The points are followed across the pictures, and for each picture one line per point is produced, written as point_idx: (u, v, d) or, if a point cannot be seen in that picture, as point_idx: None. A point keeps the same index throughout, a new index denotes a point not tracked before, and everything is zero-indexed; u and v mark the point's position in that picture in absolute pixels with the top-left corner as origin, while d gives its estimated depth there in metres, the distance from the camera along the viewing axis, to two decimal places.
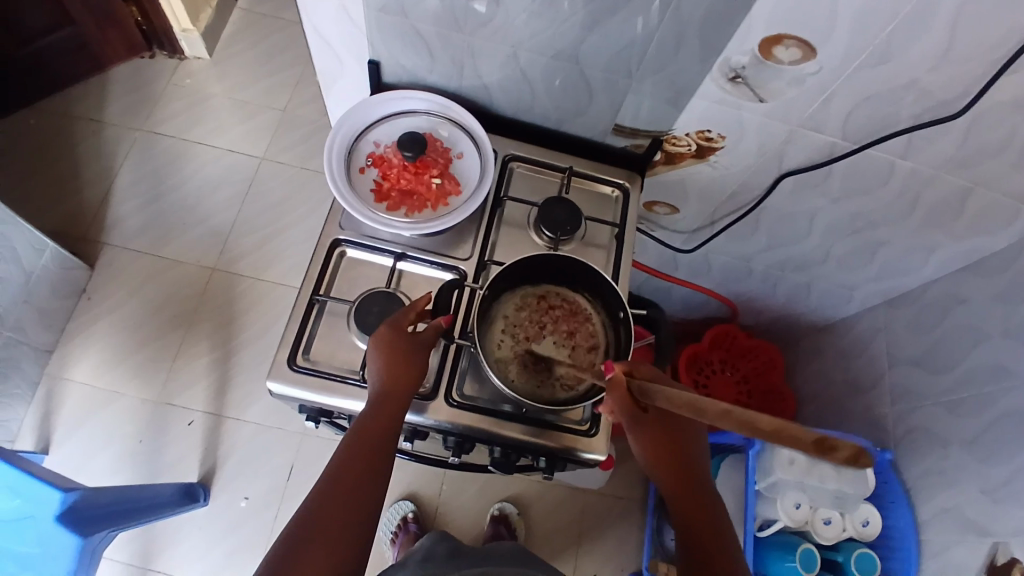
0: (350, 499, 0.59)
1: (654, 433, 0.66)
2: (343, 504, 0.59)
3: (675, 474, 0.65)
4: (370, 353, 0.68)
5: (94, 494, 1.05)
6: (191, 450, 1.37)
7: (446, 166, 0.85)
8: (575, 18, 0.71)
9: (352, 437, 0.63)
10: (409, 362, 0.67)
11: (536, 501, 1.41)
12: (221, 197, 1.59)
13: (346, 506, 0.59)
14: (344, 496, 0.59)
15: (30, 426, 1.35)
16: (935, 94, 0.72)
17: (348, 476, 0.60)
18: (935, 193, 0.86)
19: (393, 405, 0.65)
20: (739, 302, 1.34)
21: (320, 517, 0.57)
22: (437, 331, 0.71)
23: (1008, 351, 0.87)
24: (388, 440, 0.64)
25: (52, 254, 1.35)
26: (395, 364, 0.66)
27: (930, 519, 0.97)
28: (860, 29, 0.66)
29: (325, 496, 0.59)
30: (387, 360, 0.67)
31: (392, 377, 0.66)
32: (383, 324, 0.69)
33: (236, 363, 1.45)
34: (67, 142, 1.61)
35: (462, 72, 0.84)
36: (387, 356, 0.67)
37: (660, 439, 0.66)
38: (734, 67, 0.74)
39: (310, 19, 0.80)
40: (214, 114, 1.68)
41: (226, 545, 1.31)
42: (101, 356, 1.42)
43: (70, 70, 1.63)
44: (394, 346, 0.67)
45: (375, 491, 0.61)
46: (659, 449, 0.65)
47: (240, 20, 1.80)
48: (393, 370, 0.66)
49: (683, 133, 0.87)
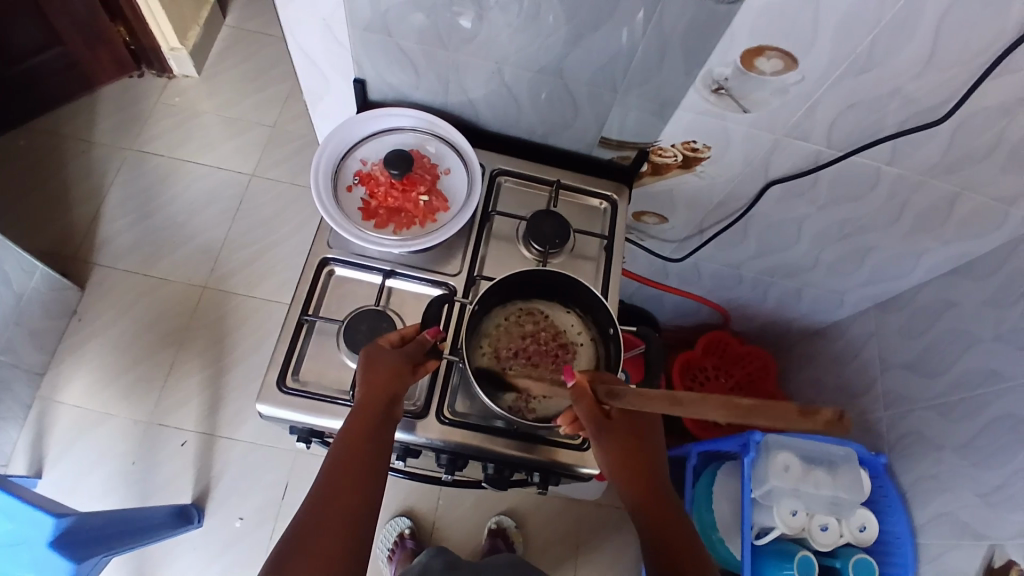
0: (335, 513, 0.58)
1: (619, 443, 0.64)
2: (333, 513, 0.57)
3: (640, 489, 0.63)
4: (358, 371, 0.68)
5: (87, 518, 1.03)
6: (185, 471, 1.36)
7: (434, 182, 0.85)
8: (559, 33, 0.71)
9: (333, 459, 0.62)
10: (390, 373, 0.66)
11: (534, 512, 1.40)
12: (211, 213, 1.59)
13: (329, 520, 0.57)
14: (333, 506, 0.58)
15: (21, 449, 1.34)
16: (919, 100, 0.72)
17: (333, 491, 0.59)
18: (921, 197, 0.86)
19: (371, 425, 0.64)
20: (732, 309, 1.34)
21: (310, 529, 0.56)
22: (422, 346, 0.70)
23: (999, 352, 0.88)
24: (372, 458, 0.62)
25: (42, 275, 1.34)
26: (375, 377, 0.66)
27: (927, 522, 0.96)
28: (841, 37, 0.66)
29: (310, 514, 0.57)
30: (367, 375, 0.66)
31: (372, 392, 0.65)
32: (366, 345, 0.69)
33: (229, 380, 1.44)
34: (56, 162, 1.60)
35: (448, 89, 0.84)
36: (370, 372, 0.67)
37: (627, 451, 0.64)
38: (717, 79, 0.74)
39: (295, 38, 0.80)
40: (204, 131, 1.67)
41: (223, 566, 1.30)
42: (92, 377, 1.41)
43: (57, 88, 1.62)
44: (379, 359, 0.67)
45: (361, 503, 0.59)
46: (626, 466, 0.63)
47: (229, 37, 1.80)
48: (377, 384, 0.66)
49: (670, 144, 0.88)
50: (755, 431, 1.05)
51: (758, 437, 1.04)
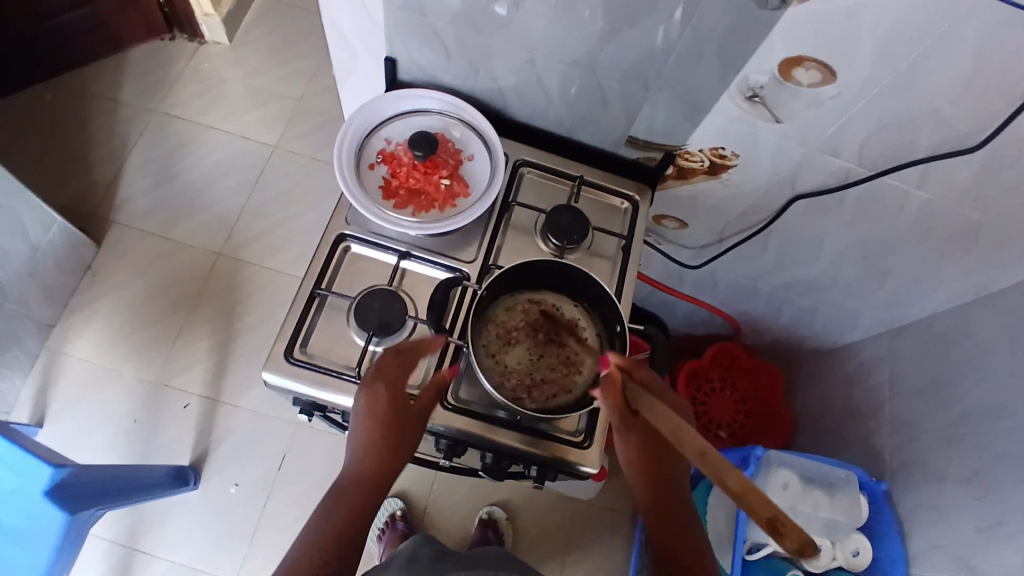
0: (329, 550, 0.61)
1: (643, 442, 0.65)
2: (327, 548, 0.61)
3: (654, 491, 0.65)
4: (361, 412, 0.66)
5: (85, 472, 1.04)
6: (185, 433, 1.37)
7: (456, 167, 0.84)
8: (594, 27, 0.70)
9: (327, 520, 0.63)
10: (398, 445, 0.66)
11: (527, 507, 1.40)
12: (231, 182, 1.59)
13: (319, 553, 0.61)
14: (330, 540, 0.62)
15: (27, 398, 1.36)
16: (956, 125, 0.70)
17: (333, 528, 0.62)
18: (949, 224, 0.85)
19: (367, 491, 0.65)
20: (743, 321, 1.33)
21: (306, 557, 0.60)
22: (437, 387, 0.69)
23: (1011, 388, 0.86)
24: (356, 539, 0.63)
25: (60, 228, 1.35)
26: (380, 410, 0.65)
27: (922, 552, 0.95)
28: (882, 53, 0.65)
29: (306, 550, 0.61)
30: (375, 403, 0.65)
31: (377, 456, 0.65)
32: (373, 372, 0.67)
33: (235, 349, 1.45)
34: (83, 118, 1.61)
35: (479, 75, 0.83)
36: (375, 416, 0.65)
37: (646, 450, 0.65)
38: (752, 86, 0.73)
39: (330, 12, 0.80)
40: (230, 99, 1.68)
41: (213, 532, 1.31)
42: (101, 334, 1.43)
43: (88, 45, 1.63)
44: (389, 420, 0.65)
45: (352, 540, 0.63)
46: (642, 467, 0.65)
47: (262, 8, 1.80)
48: (382, 435, 0.65)
49: (697, 149, 0.87)
50: (758, 446, 1.05)
51: (759, 452, 1.05)
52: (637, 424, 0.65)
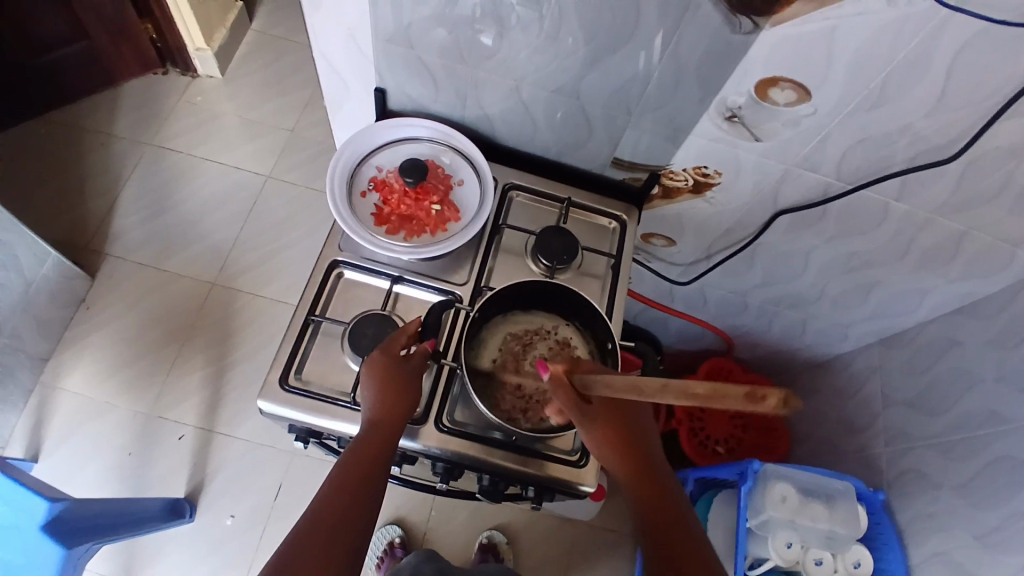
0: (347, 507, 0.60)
1: (605, 428, 0.67)
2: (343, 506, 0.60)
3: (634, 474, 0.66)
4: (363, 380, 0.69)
5: (79, 506, 1.03)
6: (180, 465, 1.36)
7: (447, 193, 0.86)
8: (576, 54, 0.73)
9: (336, 482, 0.62)
10: (404, 399, 0.68)
11: (526, 530, 1.39)
12: (224, 213, 1.61)
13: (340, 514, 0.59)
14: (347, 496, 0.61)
15: (20, 434, 1.35)
16: (930, 138, 0.73)
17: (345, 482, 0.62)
18: (930, 234, 0.86)
19: (381, 442, 0.65)
20: (735, 336, 1.34)
21: (322, 518, 0.59)
22: (423, 355, 0.72)
23: (1000, 394, 0.87)
24: (364, 507, 0.61)
25: (53, 263, 1.36)
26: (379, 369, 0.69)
27: (921, 562, 0.95)
28: (855, 71, 0.67)
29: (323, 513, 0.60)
30: (374, 367, 0.69)
31: (385, 408, 0.67)
32: (376, 352, 0.70)
33: (230, 379, 1.45)
34: (77, 153, 1.63)
35: (466, 103, 0.86)
36: (379, 379, 0.68)
37: (612, 433, 0.67)
38: (730, 107, 0.75)
39: (320, 46, 0.82)
40: (223, 132, 1.70)
41: (208, 566, 1.29)
42: (95, 367, 1.42)
43: (82, 81, 1.66)
44: (389, 376, 0.68)
45: (369, 495, 0.62)
46: (614, 454, 0.67)
47: (254, 42, 1.84)
48: (387, 398, 0.67)
49: (681, 168, 0.89)
50: (754, 460, 1.05)
51: (756, 466, 1.05)
52: (593, 413, 0.67)
